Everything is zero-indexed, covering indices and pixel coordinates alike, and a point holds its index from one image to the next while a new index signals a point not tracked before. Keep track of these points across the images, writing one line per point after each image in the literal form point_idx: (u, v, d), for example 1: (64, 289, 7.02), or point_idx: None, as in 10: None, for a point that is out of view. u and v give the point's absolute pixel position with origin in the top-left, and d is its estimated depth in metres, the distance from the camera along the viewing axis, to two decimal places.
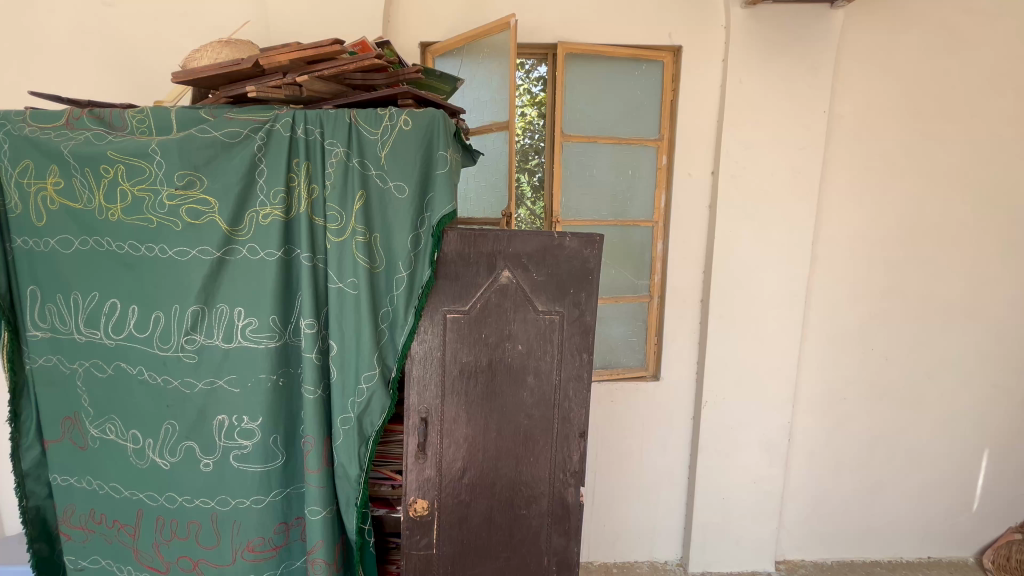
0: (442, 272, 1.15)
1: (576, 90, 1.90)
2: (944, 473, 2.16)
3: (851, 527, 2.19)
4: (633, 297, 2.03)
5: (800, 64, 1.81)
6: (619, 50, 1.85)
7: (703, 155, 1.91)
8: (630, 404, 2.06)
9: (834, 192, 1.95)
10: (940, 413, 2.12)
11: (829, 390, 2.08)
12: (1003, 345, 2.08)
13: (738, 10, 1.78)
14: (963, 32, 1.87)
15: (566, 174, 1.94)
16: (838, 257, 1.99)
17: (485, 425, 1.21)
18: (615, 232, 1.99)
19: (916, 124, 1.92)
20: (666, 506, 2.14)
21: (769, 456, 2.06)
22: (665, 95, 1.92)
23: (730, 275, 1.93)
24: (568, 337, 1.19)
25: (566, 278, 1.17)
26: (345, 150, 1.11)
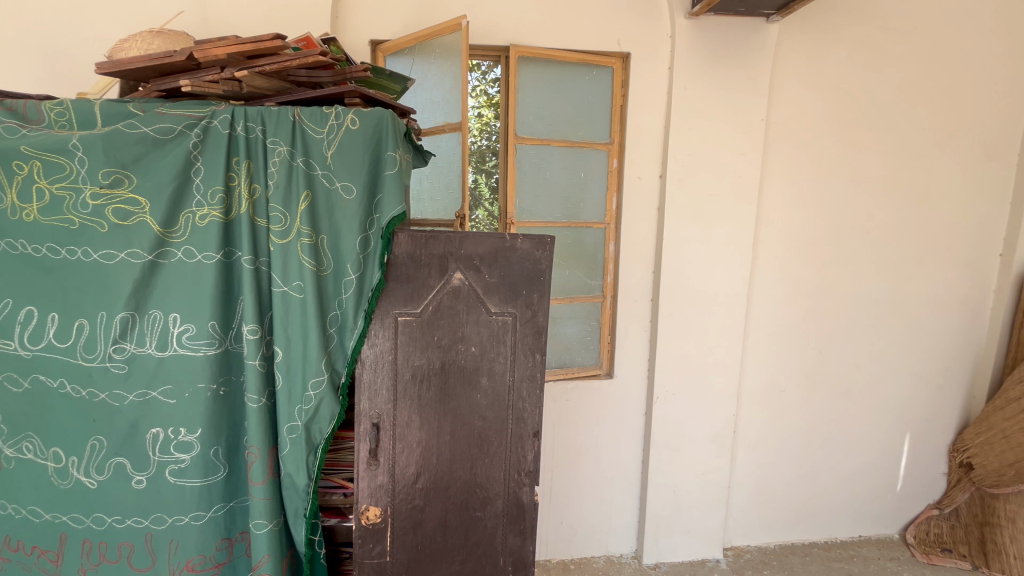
0: (393, 273, 1.13)
1: (530, 93, 1.92)
2: (872, 457, 2.33)
3: (791, 512, 2.33)
4: (586, 297, 2.08)
5: (740, 74, 1.91)
6: (570, 55, 1.89)
7: (652, 158, 1.97)
8: (584, 403, 2.10)
9: (772, 195, 2.06)
10: (868, 401, 2.28)
11: (770, 383, 2.20)
12: (920, 337, 2.26)
13: (682, 20, 1.85)
14: (882, 48, 2.02)
15: (520, 176, 1.95)
16: (777, 257, 2.11)
17: (438, 429, 1.20)
18: (568, 234, 2.02)
19: (842, 133, 2.06)
20: (622, 501, 2.20)
21: (717, 448, 2.15)
22: (616, 100, 1.97)
23: (678, 274, 2.00)
24: (521, 337, 1.19)
25: (518, 280, 1.18)
26: (289, 149, 1.07)
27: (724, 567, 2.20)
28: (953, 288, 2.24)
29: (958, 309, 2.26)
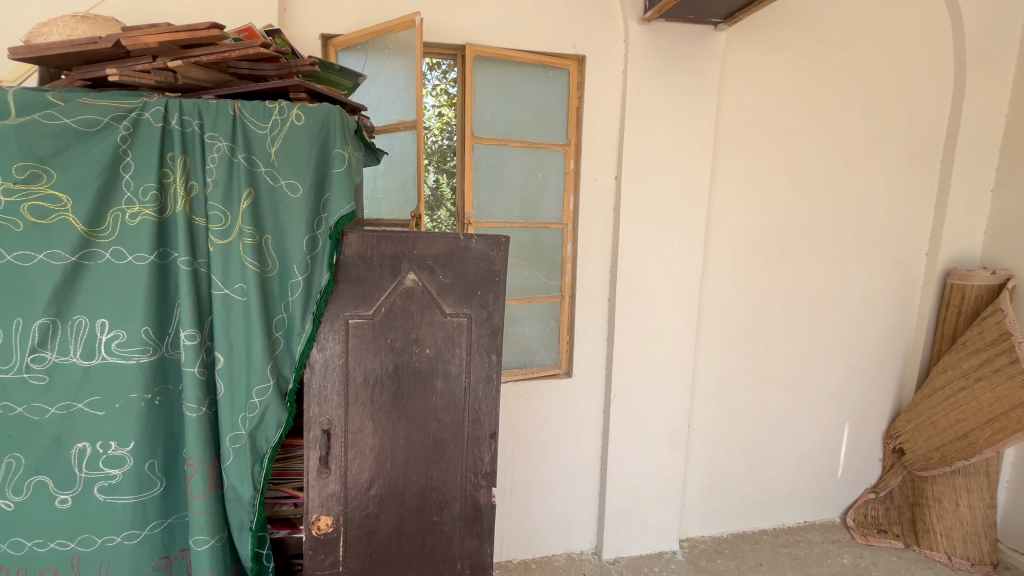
0: (343, 275, 1.09)
1: (487, 93, 1.91)
2: (815, 446, 2.46)
3: (742, 501, 2.42)
4: (545, 297, 2.09)
5: (690, 79, 1.97)
6: (527, 56, 1.90)
7: (607, 160, 2.01)
8: (544, 402, 2.11)
9: (721, 197, 2.14)
10: (811, 393, 2.40)
11: (721, 378, 2.28)
12: (857, 332, 2.40)
13: (635, 25, 1.89)
14: (820, 59, 2.14)
15: (477, 176, 1.94)
16: (726, 256, 2.19)
17: (392, 434, 1.17)
18: (526, 234, 2.03)
19: (785, 138, 2.16)
20: (581, 498, 2.23)
21: (672, 443, 2.21)
22: (572, 102, 1.99)
23: (634, 274, 2.04)
24: (476, 338, 1.18)
25: (473, 280, 1.17)
26: (229, 144, 1.02)
27: (681, 558, 2.26)
28: (886, 286, 2.39)
29: (890, 305, 2.42)
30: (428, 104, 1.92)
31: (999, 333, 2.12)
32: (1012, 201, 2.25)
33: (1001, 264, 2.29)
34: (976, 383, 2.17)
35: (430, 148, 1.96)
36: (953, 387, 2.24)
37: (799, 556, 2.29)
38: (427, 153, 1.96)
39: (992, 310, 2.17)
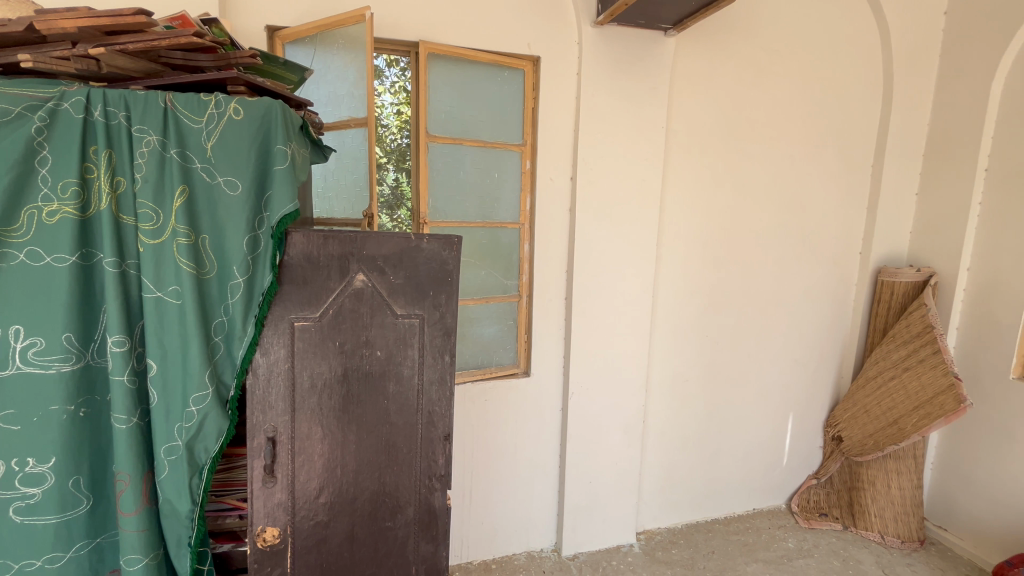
0: (287, 276, 1.05)
1: (442, 91, 1.89)
2: (762, 436, 2.57)
3: (695, 492, 2.51)
4: (502, 297, 2.09)
5: (641, 83, 2.02)
6: (481, 55, 1.89)
7: (562, 160, 2.03)
8: (503, 402, 2.11)
9: (672, 198, 2.21)
10: (758, 386, 2.51)
11: (674, 374, 2.35)
12: (799, 327, 2.53)
13: (588, 28, 1.92)
14: (764, 67, 2.23)
15: (432, 175, 1.92)
16: (678, 255, 2.26)
17: (343, 440, 1.14)
18: (482, 234, 2.03)
19: (732, 142, 2.25)
20: (540, 496, 2.24)
21: (629, 438, 2.26)
22: (527, 103, 2.00)
23: (590, 272, 2.08)
24: (429, 339, 1.17)
25: (425, 280, 1.15)
26: (160, 139, 0.96)
27: (637, 550, 2.32)
28: (825, 283, 2.53)
29: (829, 302, 2.56)
30: (386, 102, 1.88)
31: (924, 326, 2.29)
32: (934, 204, 2.44)
33: (925, 262, 2.48)
34: (904, 372, 2.32)
35: (388, 147, 1.91)
36: (884, 376, 2.39)
37: (748, 543, 2.40)
38: (386, 152, 1.91)
39: (917, 304, 2.33)
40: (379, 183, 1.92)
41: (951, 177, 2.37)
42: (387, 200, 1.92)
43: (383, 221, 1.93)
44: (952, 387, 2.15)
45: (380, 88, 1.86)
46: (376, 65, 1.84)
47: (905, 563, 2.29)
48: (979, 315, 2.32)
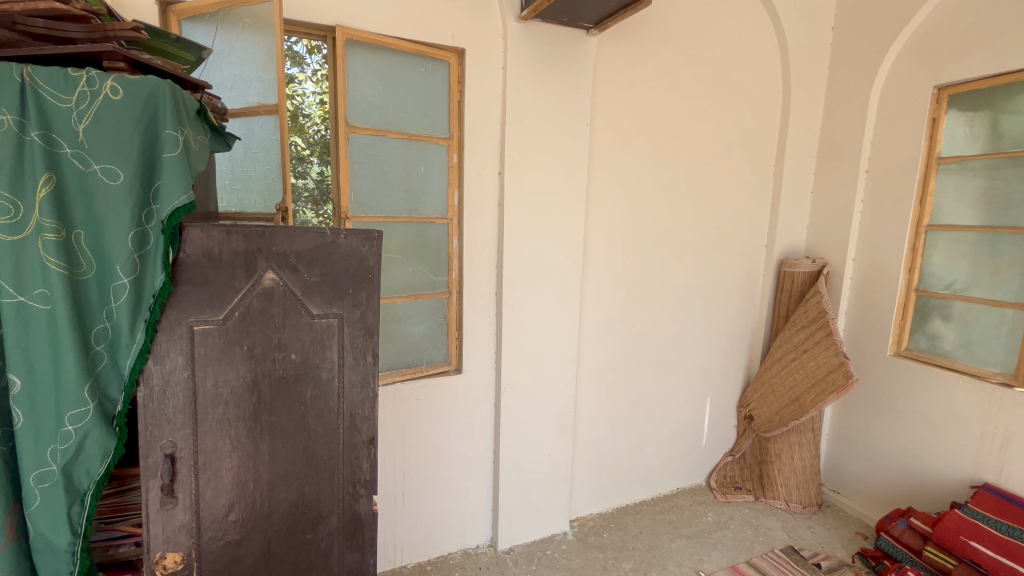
0: (184, 276, 0.95)
1: (362, 80, 1.81)
2: (683, 419, 2.73)
3: (625, 476, 2.61)
4: (432, 294, 2.05)
5: (565, 80, 2.05)
6: (404, 44, 1.83)
7: (489, 155, 2.01)
8: (435, 400, 2.07)
9: (598, 194, 2.27)
10: (680, 372, 2.67)
11: (603, 364, 2.43)
12: (715, 315, 2.72)
13: (513, 22, 1.92)
14: (679, 69, 2.35)
15: (353, 168, 1.83)
16: (604, 250, 2.33)
17: (255, 452, 1.05)
18: (409, 229, 1.97)
19: (651, 141, 2.35)
20: (475, 493, 2.23)
21: (560, 429, 2.31)
22: (453, 96, 1.96)
23: (519, 267, 2.09)
24: (349, 339, 1.11)
25: (343, 278, 1.09)
26: (16, 119, 0.83)
27: (571, 537, 2.38)
28: (736, 275, 2.73)
29: (739, 291, 2.76)
30: (308, 90, 1.78)
31: (818, 311, 2.52)
32: (825, 201, 2.70)
33: (819, 253, 2.75)
34: (803, 354, 2.55)
35: (312, 138, 1.81)
36: (786, 358, 2.62)
37: (672, 520, 2.54)
38: (309, 144, 1.81)
39: (813, 291, 2.57)
40: (303, 175, 1.81)
41: (839, 177, 2.64)
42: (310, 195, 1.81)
43: (309, 217, 1.83)
44: (841, 365, 2.40)
45: (301, 76, 1.77)
46: (296, 50, 1.75)
47: (806, 526, 2.54)
48: (862, 300, 2.60)
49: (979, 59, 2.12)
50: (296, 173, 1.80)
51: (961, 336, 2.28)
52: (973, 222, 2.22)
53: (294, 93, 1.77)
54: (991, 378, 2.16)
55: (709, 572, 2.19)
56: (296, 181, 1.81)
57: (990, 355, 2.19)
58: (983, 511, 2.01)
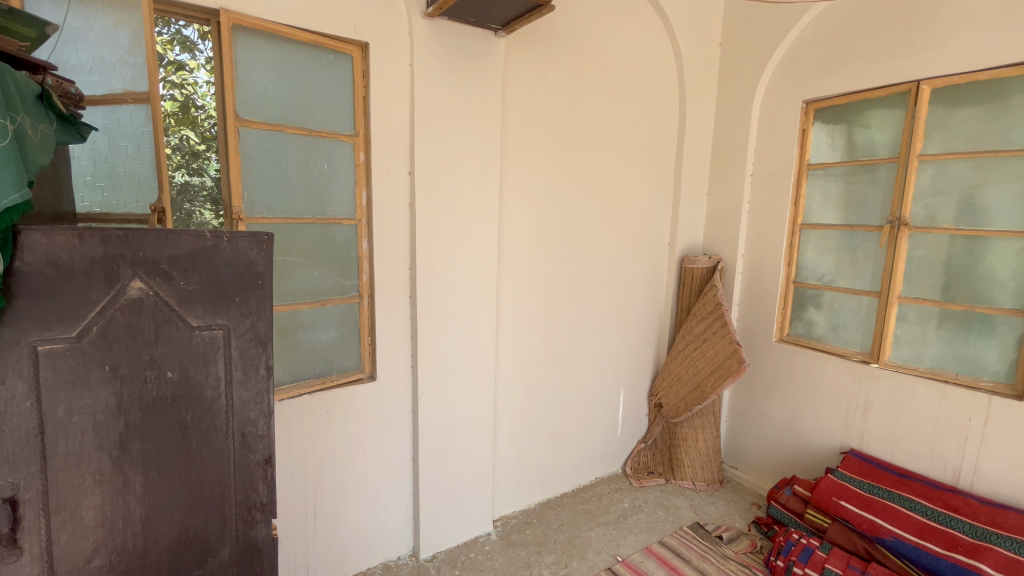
0: (23, 288, 0.82)
1: (254, 70, 1.67)
2: (600, 411, 2.85)
3: (545, 471, 2.67)
4: (341, 299, 1.95)
5: (475, 80, 2.04)
6: (300, 34, 1.71)
7: (399, 153, 1.95)
8: (348, 410, 1.97)
9: (511, 195, 2.29)
10: (595, 366, 2.77)
11: (521, 362, 2.46)
12: (627, 310, 2.86)
13: (419, 19, 1.87)
14: (586, 75, 2.44)
15: (247, 165, 1.69)
16: (519, 250, 2.36)
17: (123, 486, 0.92)
18: (314, 231, 1.86)
19: (561, 143, 2.42)
20: (395, 503, 2.16)
21: (481, 430, 2.30)
22: (357, 91, 1.88)
23: (434, 269, 2.05)
24: (237, 352, 1.02)
25: (228, 285, 1.00)
26: None
27: (494, 537, 2.38)
28: (644, 271, 2.89)
29: (647, 286, 2.93)
30: (200, 80, 1.63)
31: (715, 303, 2.74)
32: (718, 203, 2.95)
33: (715, 250, 2.99)
34: (704, 342, 2.76)
35: (207, 132, 1.66)
36: (689, 347, 2.83)
37: (591, 509, 2.64)
38: (204, 138, 1.65)
39: (709, 285, 2.78)
40: (200, 174, 1.66)
41: (729, 180, 2.89)
42: (209, 195, 1.67)
43: (207, 218, 1.68)
44: (735, 351, 2.62)
45: (192, 63, 1.61)
46: (185, 34, 1.59)
47: (710, 502, 2.75)
48: (751, 292, 2.87)
49: (837, 78, 2.42)
50: (190, 171, 1.63)
51: (831, 320, 2.58)
52: (836, 221, 2.53)
53: (184, 81, 1.60)
54: (854, 357, 2.47)
55: (625, 556, 2.29)
56: (191, 178, 1.64)
57: (852, 337, 2.50)
58: (852, 474, 2.30)
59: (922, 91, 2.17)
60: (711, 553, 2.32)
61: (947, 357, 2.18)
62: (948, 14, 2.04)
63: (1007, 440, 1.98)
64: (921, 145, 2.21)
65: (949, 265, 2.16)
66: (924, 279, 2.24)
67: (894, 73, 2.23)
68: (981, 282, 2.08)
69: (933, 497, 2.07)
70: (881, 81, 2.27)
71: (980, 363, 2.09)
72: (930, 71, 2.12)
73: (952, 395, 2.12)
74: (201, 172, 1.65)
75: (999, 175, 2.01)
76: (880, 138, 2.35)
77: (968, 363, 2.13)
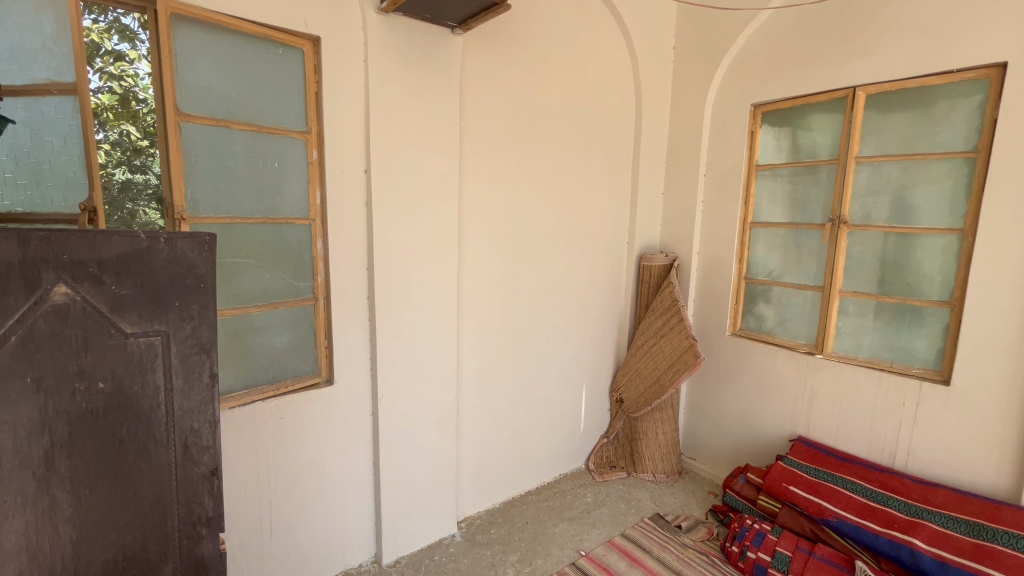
0: None
1: (196, 62, 1.59)
2: (563, 408, 2.88)
3: (509, 469, 2.67)
4: (295, 301, 1.89)
5: (432, 78, 2.02)
6: (247, 26, 1.64)
7: (353, 151, 1.90)
8: (304, 416, 1.91)
9: (471, 194, 2.28)
10: (557, 364, 2.80)
11: (483, 362, 2.46)
12: (587, 308, 2.91)
13: (373, 14, 1.83)
14: (544, 75, 2.46)
15: (190, 163, 1.61)
16: (479, 249, 2.35)
17: (49, 508, 0.86)
18: (265, 231, 1.79)
19: (520, 143, 2.43)
20: (355, 509, 2.11)
21: (443, 432, 2.28)
22: (309, 87, 1.82)
23: (392, 269, 2.01)
24: (178, 358, 0.96)
25: (166, 289, 0.95)
26: None
27: (459, 539, 2.37)
28: (603, 269, 2.94)
29: (607, 284, 2.99)
30: (141, 71, 1.53)
31: (672, 300, 2.82)
32: (674, 202, 3.04)
33: (671, 248, 3.08)
34: (662, 338, 2.83)
35: (150, 127, 1.56)
36: (648, 342, 2.90)
37: (555, 506, 2.66)
38: (146, 133, 1.55)
39: (666, 282, 2.86)
40: (144, 171, 1.56)
41: (683, 180, 2.98)
42: (155, 193, 1.58)
43: (152, 218, 1.59)
44: (691, 346, 2.70)
45: (133, 54, 1.51)
46: (125, 23, 1.50)
47: (670, 493, 2.83)
48: (706, 288, 2.97)
49: (782, 82, 2.54)
50: (132, 168, 1.54)
51: (779, 314, 2.70)
52: (783, 219, 2.65)
53: (123, 72, 1.50)
54: (800, 349, 2.59)
55: (589, 550, 2.33)
56: (136, 176, 1.55)
57: (799, 329, 2.62)
58: (800, 460, 2.41)
59: (858, 97, 2.30)
60: (671, 543, 2.39)
61: (883, 346, 2.33)
62: (880, 24, 2.18)
63: (936, 423, 2.13)
64: (858, 148, 2.34)
65: (883, 260, 2.30)
66: (862, 274, 2.38)
67: (833, 79, 2.35)
68: (911, 276, 2.22)
69: (872, 478, 2.20)
70: (822, 87, 2.40)
71: (912, 352, 2.24)
72: (864, 78, 2.25)
73: (888, 381, 2.26)
74: (144, 169, 1.56)
75: (926, 176, 2.15)
76: (822, 140, 2.47)
77: (902, 352, 2.27)
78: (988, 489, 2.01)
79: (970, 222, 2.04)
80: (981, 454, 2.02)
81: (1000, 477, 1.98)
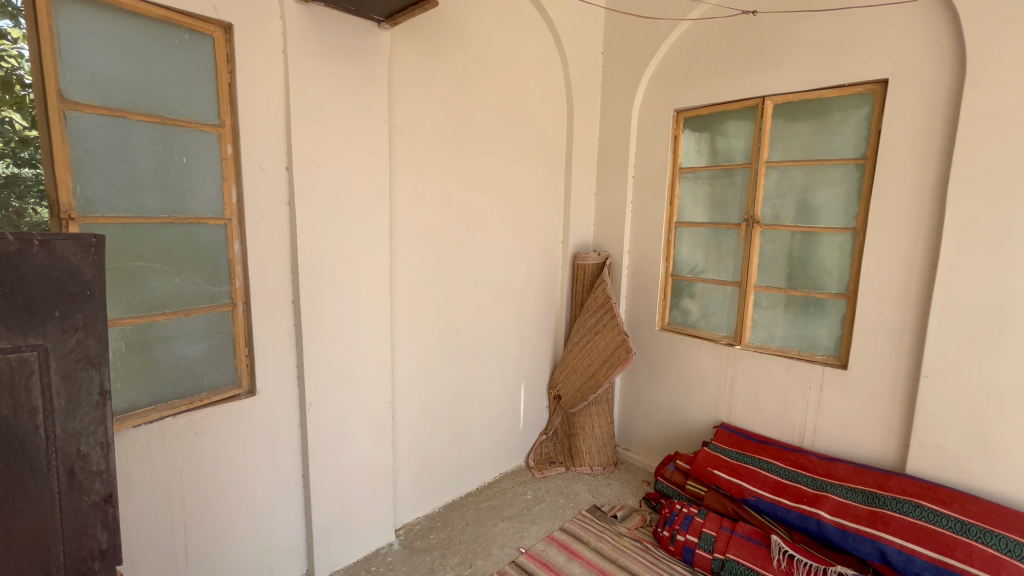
0: None
1: (83, 44, 1.42)
2: (501, 407, 2.89)
3: (448, 472, 2.64)
4: (209, 308, 1.75)
5: (358, 73, 1.95)
6: (146, 8, 1.50)
7: (273, 147, 1.79)
8: (223, 430, 1.78)
9: (402, 194, 2.23)
10: (495, 363, 2.80)
11: (419, 365, 2.41)
12: (525, 306, 2.94)
13: (291, 2, 1.74)
14: (476, 75, 2.45)
15: (78, 156, 1.44)
16: (413, 250, 2.31)
17: None
18: (173, 232, 1.64)
19: (453, 142, 2.40)
20: (283, 525, 2.00)
21: (378, 438, 2.21)
22: (221, 77, 1.69)
23: (318, 272, 1.92)
24: (59, 374, 0.86)
25: (43, 297, 0.84)
26: None
27: (397, 547, 2.31)
28: (539, 268, 2.98)
29: (543, 283, 3.03)
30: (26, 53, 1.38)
31: (605, 297, 2.90)
32: (606, 202, 3.14)
33: (604, 247, 3.18)
34: (596, 334, 2.91)
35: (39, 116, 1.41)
36: (583, 339, 2.97)
37: (495, 505, 2.66)
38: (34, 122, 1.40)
39: (599, 281, 2.95)
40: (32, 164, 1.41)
41: (614, 182, 3.09)
42: (43, 190, 1.43)
43: (43, 216, 1.43)
44: (623, 342, 2.79)
45: (15, 32, 1.35)
46: None
47: (606, 484, 2.92)
48: (636, 286, 3.10)
49: (701, 90, 2.69)
50: (18, 161, 1.39)
51: (702, 309, 2.86)
52: (704, 219, 2.81)
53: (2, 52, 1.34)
54: (721, 341, 2.77)
55: (528, 546, 2.35)
56: (23, 170, 1.40)
57: (720, 322, 2.80)
58: (723, 445, 2.57)
59: (767, 106, 2.49)
60: (607, 533, 2.46)
61: (792, 336, 2.53)
62: (784, 40, 2.37)
63: (837, 404, 2.35)
64: (768, 153, 2.53)
65: (791, 257, 2.50)
66: (773, 270, 2.57)
67: (745, 88, 2.53)
68: (814, 271, 2.43)
69: (784, 458, 2.39)
70: (735, 96, 2.57)
71: (816, 340, 2.45)
72: (772, 89, 2.44)
73: (797, 368, 2.46)
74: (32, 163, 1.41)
75: (825, 180, 2.37)
76: (737, 145, 2.65)
77: (807, 341, 2.48)
78: (879, 461, 2.25)
79: (861, 222, 2.26)
80: (873, 430, 2.26)
81: (889, 449, 2.22)
